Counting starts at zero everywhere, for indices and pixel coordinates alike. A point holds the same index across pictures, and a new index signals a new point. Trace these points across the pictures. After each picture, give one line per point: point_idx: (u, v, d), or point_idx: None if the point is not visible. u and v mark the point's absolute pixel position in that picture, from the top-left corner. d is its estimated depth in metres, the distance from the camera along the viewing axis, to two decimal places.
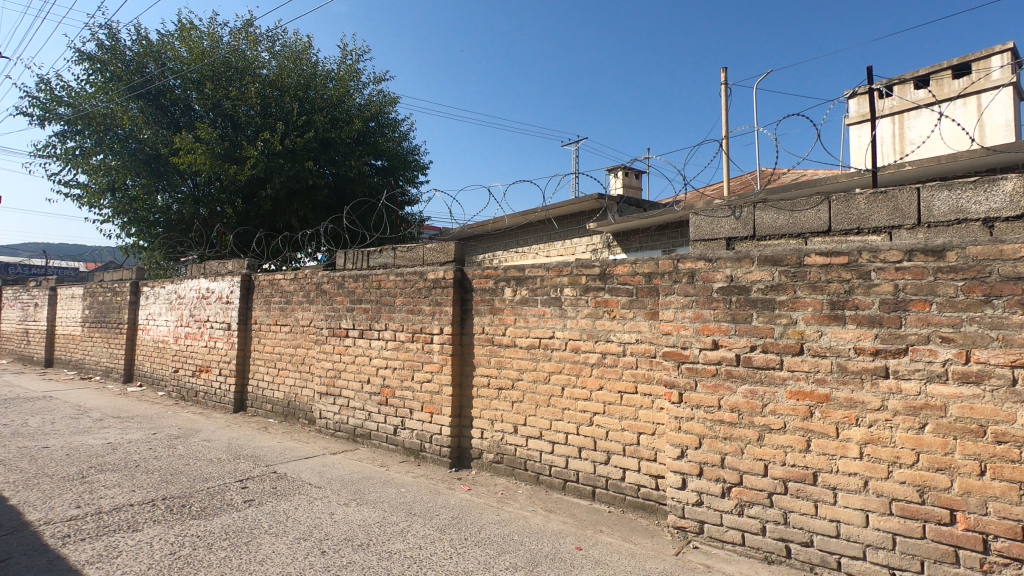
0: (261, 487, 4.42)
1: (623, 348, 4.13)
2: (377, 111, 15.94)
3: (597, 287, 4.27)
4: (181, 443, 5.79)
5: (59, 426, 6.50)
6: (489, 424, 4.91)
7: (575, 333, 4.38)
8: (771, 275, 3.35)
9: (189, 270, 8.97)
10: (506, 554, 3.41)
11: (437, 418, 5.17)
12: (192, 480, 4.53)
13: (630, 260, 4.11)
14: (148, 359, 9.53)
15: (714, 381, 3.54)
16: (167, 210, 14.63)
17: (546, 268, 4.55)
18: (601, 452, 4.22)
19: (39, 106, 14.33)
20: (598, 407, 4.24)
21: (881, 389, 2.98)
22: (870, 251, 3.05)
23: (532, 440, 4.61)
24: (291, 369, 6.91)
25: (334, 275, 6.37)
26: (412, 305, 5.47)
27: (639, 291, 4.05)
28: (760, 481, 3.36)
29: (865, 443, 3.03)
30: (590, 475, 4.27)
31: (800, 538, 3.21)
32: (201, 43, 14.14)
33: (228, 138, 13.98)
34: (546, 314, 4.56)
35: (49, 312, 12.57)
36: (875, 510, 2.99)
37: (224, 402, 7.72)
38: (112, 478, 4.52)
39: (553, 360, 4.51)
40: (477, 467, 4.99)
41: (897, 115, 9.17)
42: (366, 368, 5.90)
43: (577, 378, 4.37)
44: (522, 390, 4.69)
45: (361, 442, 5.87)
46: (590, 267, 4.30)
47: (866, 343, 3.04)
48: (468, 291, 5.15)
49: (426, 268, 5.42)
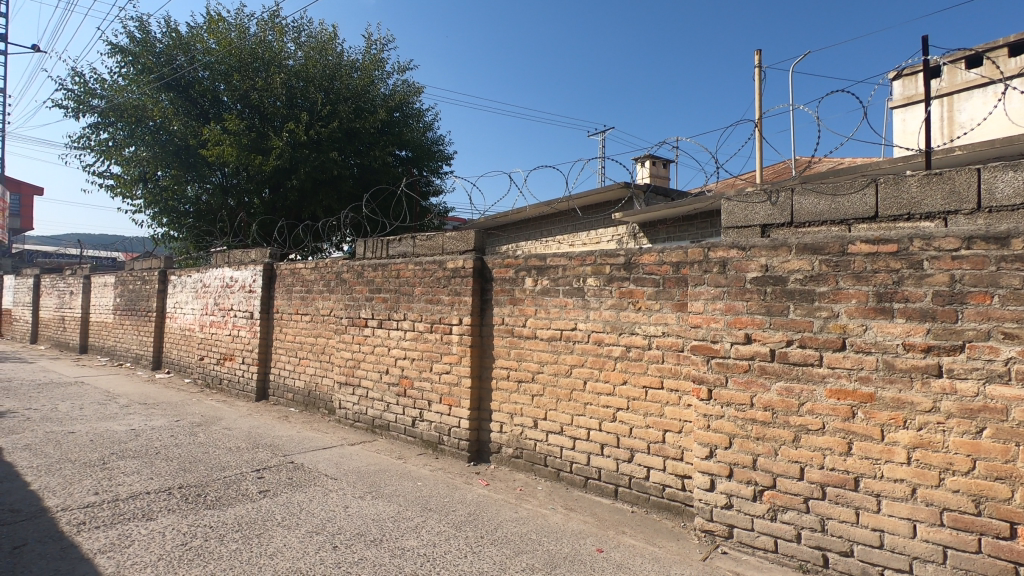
0: (277, 477, 4.37)
1: (649, 341, 3.93)
2: (401, 101, 15.86)
3: (622, 278, 4.07)
4: (202, 431, 5.81)
5: (87, 412, 6.60)
6: (508, 418, 4.77)
7: (598, 325, 4.20)
8: (810, 264, 3.11)
9: (214, 259, 9.05)
10: (523, 554, 3.27)
11: (456, 411, 5.05)
12: (210, 468, 4.51)
13: (656, 249, 3.90)
14: (175, 346, 9.68)
15: (746, 377, 3.33)
16: (197, 201, 14.87)
17: (569, 257, 4.37)
18: (624, 449, 4.04)
19: (73, 99, 14.65)
20: (621, 403, 4.06)
21: (933, 389, 2.73)
22: (923, 238, 2.79)
23: (552, 435, 4.45)
24: (311, 358, 6.89)
25: (353, 264, 6.30)
26: (432, 294, 5.35)
27: (666, 281, 3.83)
28: (795, 485, 3.14)
29: (914, 447, 2.78)
30: (613, 473, 4.10)
31: (839, 547, 2.99)
32: (228, 35, 14.27)
33: (254, 129, 14.08)
34: (568, 305, 4.38)
35: (83, 300, 12.91)
36: (924, 520, 2.75)
37: (247, 390, 7.76)
38: (132, 465, 4.53)
39: (575, 353, 4.33)
40: (496, 461, 4.86)
41: (947, 96, 8.71)
42: (385, 358, 5.82)
43: (600, 372, 4.19)
44: (542, 383, 4.54)
45: (380, 434, 5.79)
46: (614, 256, 4.10)
47: (916, 339, 2.78)
48: (487, 280, 5.00)
49: (445, 257, 5.29)
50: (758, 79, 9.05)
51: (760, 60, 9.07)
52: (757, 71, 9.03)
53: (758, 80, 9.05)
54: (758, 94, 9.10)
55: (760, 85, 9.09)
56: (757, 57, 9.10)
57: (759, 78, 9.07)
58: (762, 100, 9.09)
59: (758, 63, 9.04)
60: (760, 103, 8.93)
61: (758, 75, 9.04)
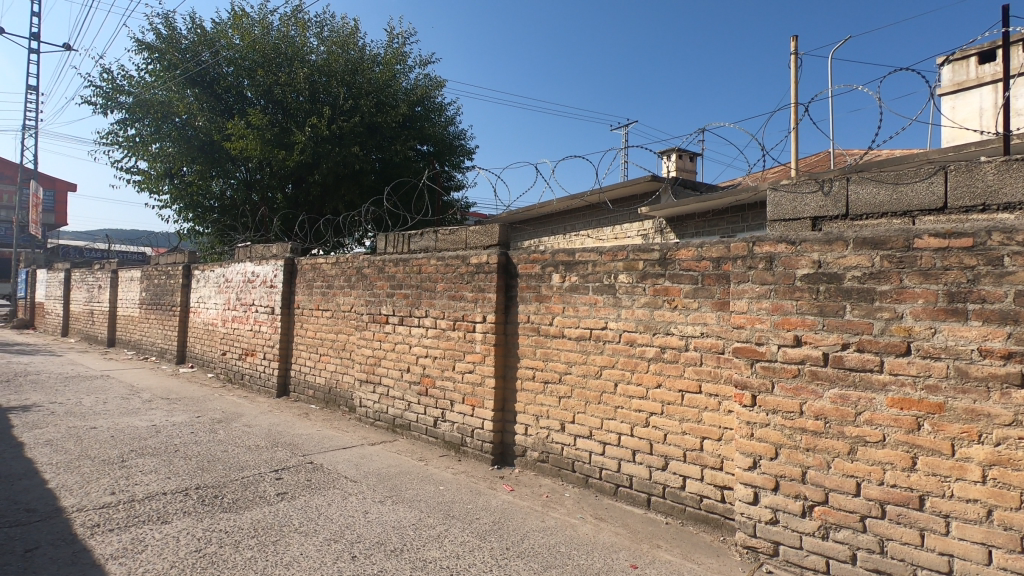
0: (296, 479, 4.24)
1: (686, 342, 3.68)
2: (424, 95, 15.69)
3: (656, 274, 3.82)
4: (222, 428, 5.73)
5: (110, 407, 6.59)
6: (533, 420, 4.57)
7: (630, 324, 3.96)
8: (870, 260, 2.83)
9: (236, 254, 9.01)
10: (551, 569, 3.06)
11: (479, 412, 4.87)
12: (228, 468, 4.40)
13: (695, 244, 3.64)
14: (199, 341, 9.69)
15: (795, 383, 3.07)
16: (222, 196, 14.97)
17: (599, 252, 4.14)
18: (658, 457, 3.81)
19: (102, 95, 14.84)
20: (655, 407, 3.82)
21: (1014, 401, 2.45)
22: (1003, 231, 2.50)
23: (580, 439, 4.24)
24: (332, 355, 6.78)
25: (374, 259, 6.15)
26: (454, 290, 5.16)
27: (705, 278, 3.58)
28: (850, 502, 2.88)
29: (990, 465, 2.50)
30: (645, 481, 3.87)
31: (901, 572, 2.72)
32: (252, 30, 14.29)
33: (278, 124, 14.06)
34: (598, 303, 4.15)
35: (111, 294, 13.09)
36: (1001, 546, 2.47)
37: (268, 386, 7.70)
38: (150, 463, 4.44)
39: (605, 353, 4.10)
40: (521, 465, 4.66)
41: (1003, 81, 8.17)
42: (406, 356, 5.66)
43: (632, 374, 3.96)
44: (570, 385, 4.32)
45: (401, 433, 5.64)
46: (648, 251, 3.86)
47: (994, 344, 2.50)
48: (512, 277, 4.80)
49: (469, 252, 5.10)
50: (795, 66, 8.63)
51: (796, 46, 8.64)
52: (792, 58, 8.61)
53: (794, 67, 8.63)
54: (794, 82, 8.67)
55: (796, 72, 8.66)
56: (793, 43, 8.68)
57: (796, 65, 8.65)
58: (798, 88, 8.67)
59: (794, 49, 8.62)
60: (796, 90, 8.51)
61: (794, 62, 8.61)
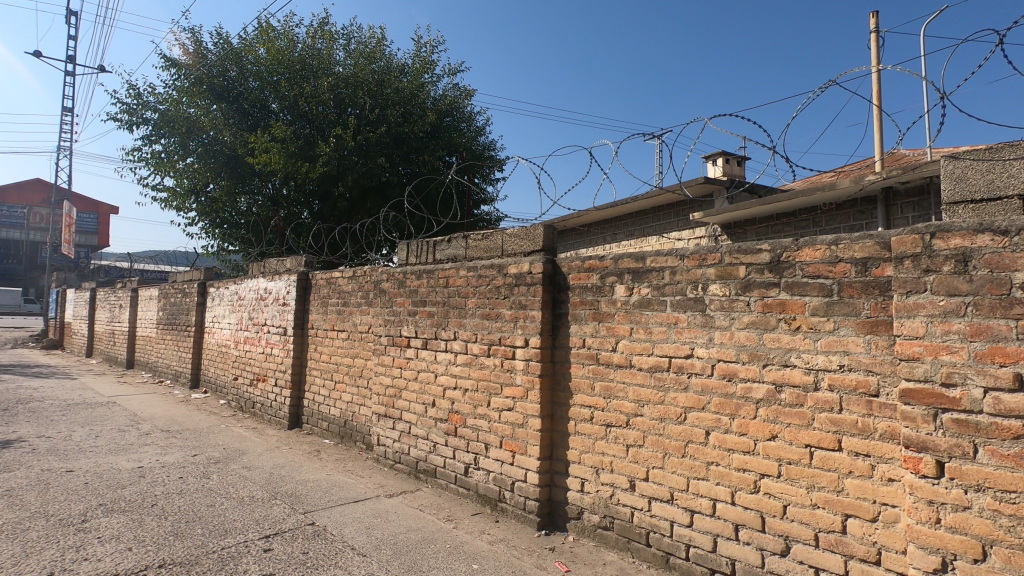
0: (288, 552, 3.30)
1: (815, 378, 2.62)
2: (452, 105, 14.96)
3: (766, 284, 2.80)
4: (218, 472, 4.87)
5: (101, 442, 5.83)
6: (592, 474, 3.56)
7: (729, 352, 2.92)
8: None
9: (250, 269, 8.28)
10: None
11: (522, 460, 3.87)
12: (208, 534, 3.50)
13: (826, 240, 2.62)
14: (212, 364, 8.96)
15: (1018, 448, 1.99)
16: (248, 212, 14.50)
17: (680, 256, 3.14)
18: (773, 537, 2.74)
19: (128, 111, 14.57)
20: (770, 468, 2.76)
21: None
22: None
23: (657, 504, 3.20)
24: (348, 383, 5.91)
25: (394, 272, 5.27)
26: (489, 307, 4.22)
27: (845, 288, 2.54)
28: None
29: None
30: (755, 569, 2.79)
31: None
32: (278, 41, 13.84)
33: (303, 137, 13.48)
34: (680, 323, 3.13)
35: (131, 313, 12.62)
36: None
37: (279, 417, 6.85)
38: (116, 526, 3.57)
39: (692, 392, 3.07)
40: (575, 532, 3.63)
41: None
42: (431, 387, 4.71)
43: (731, 421, 2.91)
44: (642, 431, 3.30)
45: (425, 481, 4.67)
46: (753, 252, 2.84)
47: None
48: (561, 290, 3.82)
49: (506, 260, 4.16)
50: (876, 46, 7.48)
51: (877, 23, 7.51)
52: (872, 37, 7.48)
53: (874, 49, 7.50)
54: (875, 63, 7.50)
55: (877, 53, 7.51)
56: (873, 19, 7.53)
57: (877, 45, 7.49)
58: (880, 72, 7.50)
59: (876, 26, 7.49)
60: (878, 72, 7.35)
61: (874, 41, 7.48)
